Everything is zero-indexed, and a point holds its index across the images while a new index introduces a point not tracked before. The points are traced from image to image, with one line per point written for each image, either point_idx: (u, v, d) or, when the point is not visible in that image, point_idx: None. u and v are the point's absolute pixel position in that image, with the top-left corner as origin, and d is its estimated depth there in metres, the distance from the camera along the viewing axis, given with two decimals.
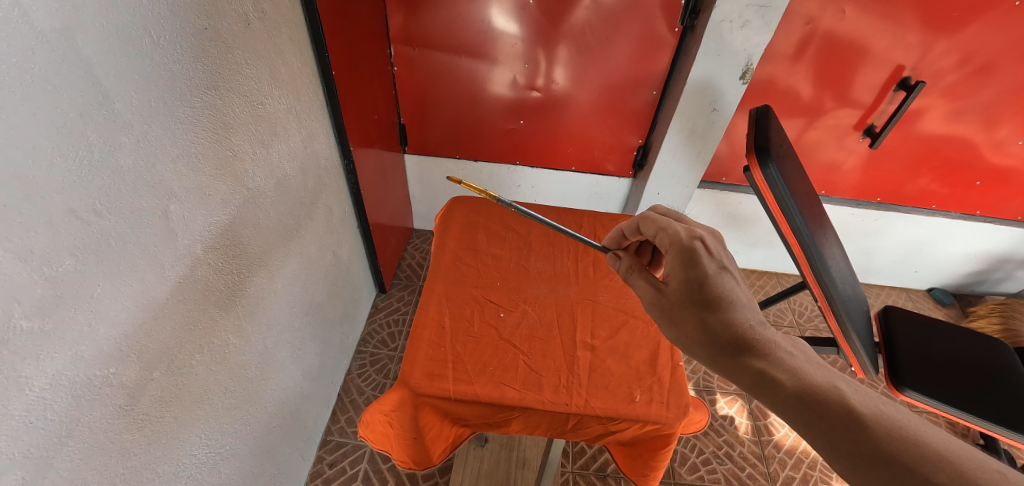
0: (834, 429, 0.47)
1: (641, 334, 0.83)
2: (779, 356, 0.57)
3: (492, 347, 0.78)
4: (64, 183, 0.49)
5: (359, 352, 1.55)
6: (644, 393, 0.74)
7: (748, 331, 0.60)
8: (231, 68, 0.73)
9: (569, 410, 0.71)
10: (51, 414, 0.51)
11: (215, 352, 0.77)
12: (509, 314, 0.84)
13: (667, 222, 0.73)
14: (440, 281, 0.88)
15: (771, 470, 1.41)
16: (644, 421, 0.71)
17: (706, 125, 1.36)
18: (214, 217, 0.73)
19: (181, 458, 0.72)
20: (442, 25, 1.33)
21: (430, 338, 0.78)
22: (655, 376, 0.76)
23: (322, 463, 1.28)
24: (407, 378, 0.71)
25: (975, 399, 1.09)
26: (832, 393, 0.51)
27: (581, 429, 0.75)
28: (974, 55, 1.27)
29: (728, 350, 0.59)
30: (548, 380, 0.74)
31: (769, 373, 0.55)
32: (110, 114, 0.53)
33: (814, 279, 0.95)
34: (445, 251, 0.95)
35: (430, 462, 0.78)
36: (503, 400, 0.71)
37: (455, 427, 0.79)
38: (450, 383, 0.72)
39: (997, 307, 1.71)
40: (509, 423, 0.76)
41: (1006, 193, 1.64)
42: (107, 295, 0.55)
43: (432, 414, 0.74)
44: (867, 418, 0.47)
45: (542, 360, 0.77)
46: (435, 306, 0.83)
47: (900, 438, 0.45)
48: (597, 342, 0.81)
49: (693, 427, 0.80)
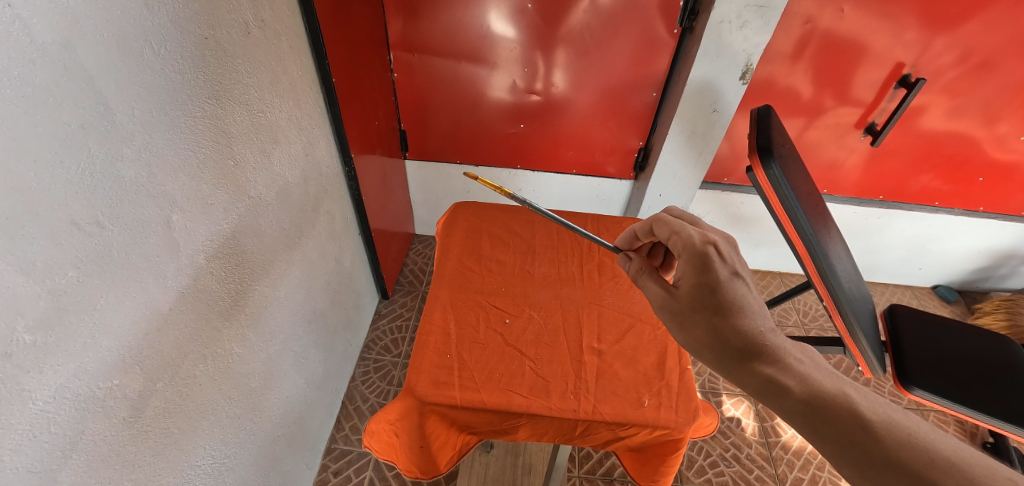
0: (841, 435, 0.47)
1: (648, 338, 0.82)
2: (786, 362, 0.56)
3: (498, 354, 0.77)
4: (65, 194, 0.48)
5: (363, 358, 1.54)
6: (652, 398, 0.73)
7: (758, 337, 0.59)
8: (231, 76, 0.73)
9: (577, 416, 0.70)
10: (55, 427, 0.51)
11: (218, 361, 0.77)
12: (515, 320, 0.84)
13: (682, 227, 0.72)
14: (443, 287, 0.88)
15: (779, 471, 1.40)
16: (653, 427, 0.70)
17: (706, 126, 1.36)
18: (215, 227, 0.73)
19: (187, 468, 0.72)
20: (441, 30, 1.33)
21: (435, 345, 0.77)
22: (663, 380, 0.75)
23: (327, 471, 1.27)
24: (413, 386, 0.71)
25: (984, 397, 1.08)
26: (840, 399, 0.50)
27: (589, 436, 0.74)
28: (974, 52, 1.27)
29: (737, 354, 0.59)
30: (555, 386, 0.74)
31: (777, 379, 0.54)
32: (112, 125, 0.53)
33: (818, 278, 0.94)
34: (448, 257, 0.94)
35: (437, 471, 0.77)
36: (510, 407, 0.70)
37: (461, 435, 0.78)
38: (456, 391, 0.71)
39: (1002, 303, 1.69)
40: (516, 430, 0.75)
41: (1008, 189, 1.63)
42: (110, 306, 0.55)
43: (439, 422, 0.73)
44: (875, 425, 0.47)
45: (548, 366, 0.76)
46: (440, 313, 0.83)
47: (909, 444, 0.44)
48: (604, 347, 0.80)
49: (701, 432, 0.79)
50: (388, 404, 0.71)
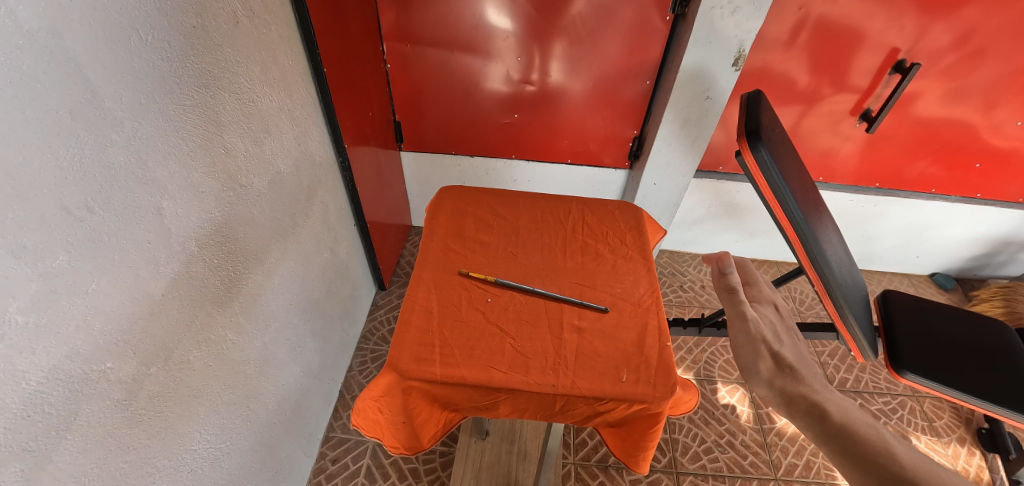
0: (869, 456, 0.54)
1: (628, 316, 0.83)
2: (829, 393, 0.62)
3: (479, 332, 0.78)
4: (54, 179, 0.49)
5: (360, 348, 1.56)
6: (631, 373, 0.74)
7: (810, 371, 0.65)
8: (221, 65, 0.74)
9: (556, 391, 0.71)
10: (50, 408, 0.52)
11: (213, 347, 0.78)
12: (497, 299, 0.84)
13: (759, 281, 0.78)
14: (427, 268, 0.88)
15: (773, 457, 1.40)
16: (631, 401, 0.71)
17: (700, 114, 1.35)
18: (207, 215, 0.74)
19: (182, 452, 0.73)
20: (433, 21, 1.33)
21: (417, 323, 0.78)
22: (642, 356, 0.76)
23: (325, 459, 1.29)
24: (395, 363, 0.72)
25: (977, 381, 1.09)
26: (873, 432, 0.56)
27: (570, 411, 0.75)
28: (971, 36, 1.26)
29: (791, 377, 0.64)
30: (535, 362, 0.74)
31: (821, 404, 0.60)
32: (101, 112, 0.54)
33: (807, 260, 0.94)
34: (433, 240, 0.95)
35: (420, 446, 0.80)
36: (490, 382, 0.71)
37: (445, 412, 0.80)
38: (437, 366, 0.72)
39: (1000, 291, 1.70)
40: (498, 406, 0.76)
41: (1007, 175, 1.63)
42: (102, 291, 0.56)
43: (421, 398, 0.75)
44: (897, 453, 0.53)
45: (529, 343, 0.77)
46: (423, 293, 0.83)
47: (922, 470, 0.51)
48: (584, 324, 0.81)
49: (681, 408, 0.80)
50: (372, 382, 0.73)
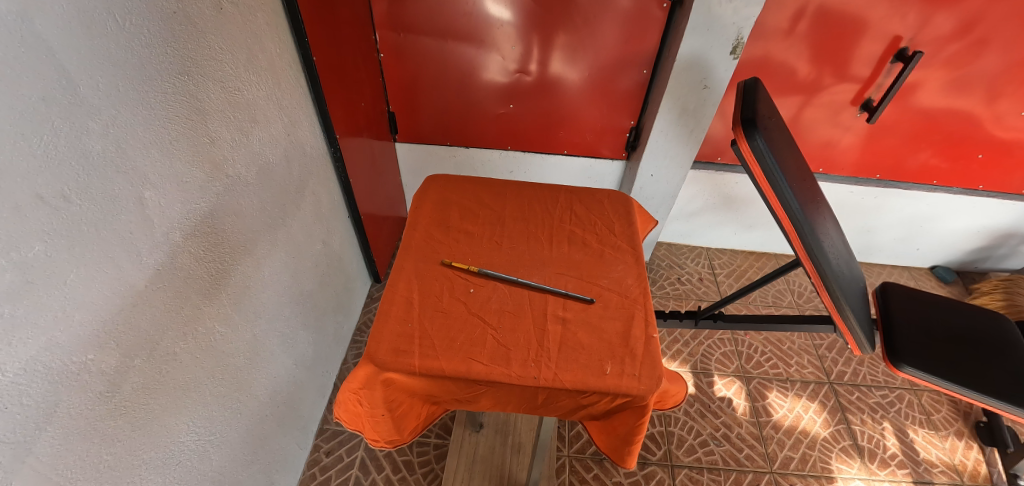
0: None
1: (614, 307, 0.82)
2: None
3: (460, 322, 0.77)
4: (28, 168, 0.48)
5: (354, 341, 1.55)
6: (615, 366, 0.73)
7: None
8: (204, 53, 0.73)
9: (538, 383, 0.70)
10: (28, 399, 0.51)
11: (199, 339, 0.77)
12: (479, 290, 0.83)
13: None
14: (410, 258, 0.87)
15: (769, 450, 1.40)
16: (615, 394, 0.70)
17: (697, 103, 1.33)
18: (192, 205, 0.73)
19: (169, 445, 0.73)
20: (427, 9, 1.30)
21: (398, 314, 0.77)
22: (627, 348, 0.75)
23: (318, 451, 1.29)
24: (373, 354, 0.71)
25: (974, 375, 1.07)
26: None
27: (553, 404, 0.75)
28: (975, 24, 1.23)
29: None
30: (517, 354, 0.73)
31: None
32: (75, 98, 0.52)
33: (802, 251, 0.92)
34: (417, 230, 0.93)
35: (400, 440, 0.79)
36: (468, 375, 0.70)
37: (426, 405, 0.79)
38: (416, 358, 0.71)
39: (1001, 283, 1.68)
40: (479, 399, 0.75)
41: (1009, 167, 1.60)
42: (82, 280, 0.56)
43: (400, 390, 0.74)
44: None
45: (511, 335, 0.76)
46: (405, 283, 0.82)
47: None
48: (569, 315, 0.80)
49: (667, 402, 0.79)
50: (351, 374, 0.72)
